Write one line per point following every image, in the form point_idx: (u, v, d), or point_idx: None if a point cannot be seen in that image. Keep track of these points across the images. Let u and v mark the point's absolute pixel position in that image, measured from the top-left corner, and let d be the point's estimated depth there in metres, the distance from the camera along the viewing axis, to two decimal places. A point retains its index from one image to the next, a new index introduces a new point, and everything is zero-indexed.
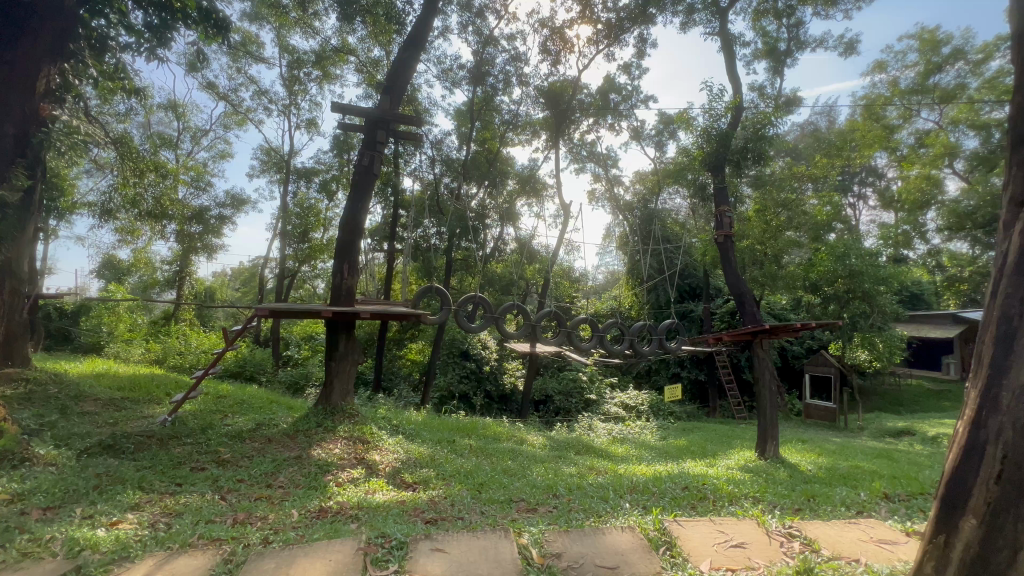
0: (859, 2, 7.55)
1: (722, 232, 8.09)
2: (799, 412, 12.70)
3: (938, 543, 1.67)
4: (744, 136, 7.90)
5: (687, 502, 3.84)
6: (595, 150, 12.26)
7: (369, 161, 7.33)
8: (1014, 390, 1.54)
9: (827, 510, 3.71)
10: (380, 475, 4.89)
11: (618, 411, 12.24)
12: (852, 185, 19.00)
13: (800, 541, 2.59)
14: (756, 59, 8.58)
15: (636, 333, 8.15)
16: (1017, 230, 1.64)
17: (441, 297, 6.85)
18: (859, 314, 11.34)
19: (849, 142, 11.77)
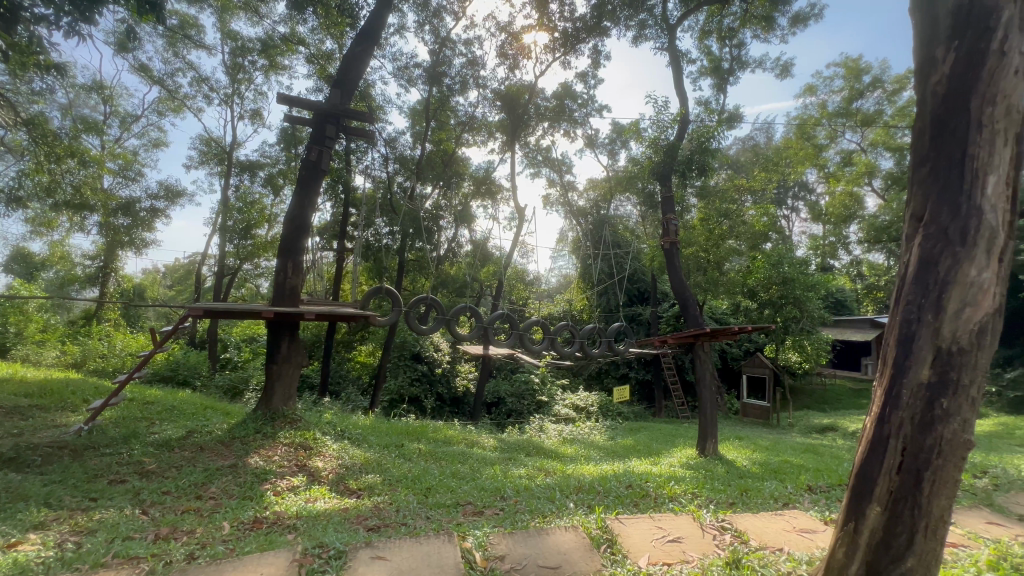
0: (794, 28, 8.11)
1: (669, 239, 8.44)
2: (737, 411, 13.41)
3: (848, 530, 1.81)
4: (690, 148, 8.28)
5: (630, 499, 3.96)
6: (550, 156, 12.44)
7: (317, 157, 7.05)
8: (912, 387, 1.70)
9: (757, 504, 3.94)
10: (323, 483, 4.70)
11: (569, 412, 12.43)
12: (786, 198, 20.38)
13: (731, 533, 2.73)
14: (702, 75, 9.02)
15: (586, 335, 8.33)
16: (916, 243, 1.79)
17: (391, 298, 6.67)
18: (791, 318, 12.11)
19: (784, 158, 12.63)
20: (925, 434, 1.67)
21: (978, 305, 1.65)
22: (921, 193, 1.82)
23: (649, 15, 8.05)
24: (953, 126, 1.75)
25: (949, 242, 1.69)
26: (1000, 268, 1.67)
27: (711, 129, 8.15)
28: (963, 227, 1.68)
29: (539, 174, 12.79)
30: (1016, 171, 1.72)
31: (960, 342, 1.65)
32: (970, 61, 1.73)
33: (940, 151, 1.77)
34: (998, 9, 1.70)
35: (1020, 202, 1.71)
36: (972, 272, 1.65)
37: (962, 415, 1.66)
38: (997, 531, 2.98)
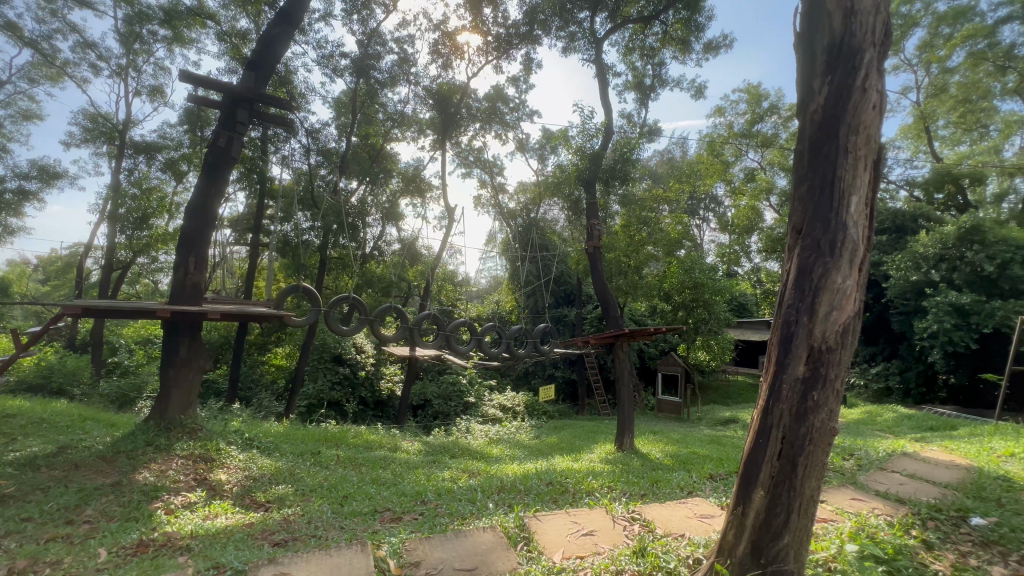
0: (707, 53, 8.79)
1: (593, 243, 8.76)
2: (653, 407, 14.25)
3: (737, 513, 1.98)
4: (614, 158, 8.68)
5: (550, 496, 4.06)
6: (481, 157, 12.42)
7: (227, 143, 6.47)
8: (791, 383, 1.90)
9: (665, 494, 4.21)
10: (225, 497, 4.31)
11: (496, 412, 12.45)
12: (698, 210, 22.06)
13: (639, 523, 2.89)
14: (627, 89, 9.49)
15: (513, 336, 8.41)
16: (796, 253, 2.00)
17: (309, 296, 6.27)
18: (701, 320, 13.04)
19: (697, 172, 13.65)
20: (799, 424, 1.87)
21: (842, 308, 1.88)
22: (801, 208, 2.02)
23: (579, 28, 8.34)
24: (825, 150, 1.98)
25: (820, 252, 1.92)
26: (860, 276, 1.92)
27: (633, 141, 8.64)
28: (832, 240, 1.91)
29: (470, 175, 12.74)
30: (872, 194, 1.99)
31: (827, 341, 1.87)
32: (839, 94, 1.97)
33: (815, 172, 1.99)
34: (860, 51, 1.96)
35: (875, 220, 1.98)
36: (838, 279, 1.88)
37: (828, 405, 1.88)
38: (859, 505, 3.43)
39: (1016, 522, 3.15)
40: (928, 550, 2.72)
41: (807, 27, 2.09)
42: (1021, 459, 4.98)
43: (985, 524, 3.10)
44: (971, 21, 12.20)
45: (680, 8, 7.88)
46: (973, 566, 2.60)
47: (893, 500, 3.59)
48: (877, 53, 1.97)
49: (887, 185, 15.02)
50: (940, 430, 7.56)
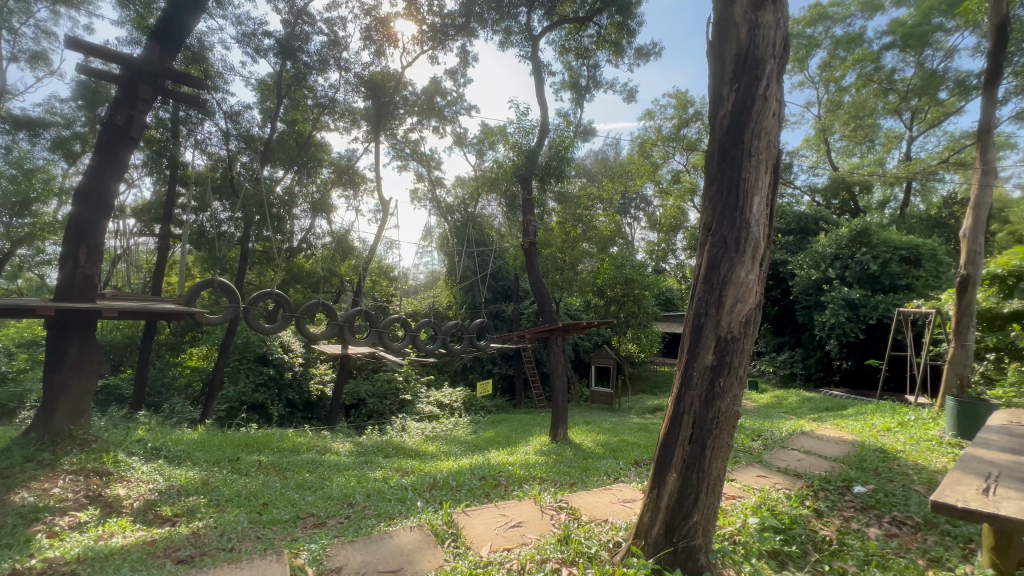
0: (639, 58, 9.14)
1: (528, 239, 8.87)
2: (586, 398, 14.74)
3: (653, 496, 2.08)
4: (549, 155, 8.82)
5: (482, 490, 4.08)
6: (418, 150, 12.06)
7: (126, 121, 5.77)
8: (700, 370, 2.02)
9: (593, 481, 4.38)
10: (122, 515, 3.87)
11: (432, 410, 12.20)
12: (630, 209, 23.06)
13: (565, 511, 2.96)
14: (563, 88, 9.65)
15: (449, 332, 8.30)
16: (706, 249, 2.12)
17: (226, 292, 5.77)
18: (630, 314, 13.44)
19: (629, 173, 14.26)
20: (708, 409, 2.00)
21: (746, 300, 2.02)
22: (712, 208, 2.15)
23: (516, 23, 8.37)
24: (732, 152, 2.11)
25: (727, 248, 2.05)
26: (760, 272, 2.07)
27: (567, 139, 8.82)
28: (737, 237, 2.05)
29: (407, 168, 12.37)
30: (772, 196, 2.15)
31: (733, 331, 2.01)
32: (744, 100, 2.11)
33: (724, 172, 2.12)
34: (763, 61, 2.11)
35: (775, 219, 2.15)
36: (742, 274, 2.03)
37: (733, 391, 2.02)
38: (763, 481, 3.75)
39: (888, 488, 3.61)
40: (818, 517, 3.03)
41: (718, 36, 2.22)
42: (895, 432, 5.71)
43: (864, 491, 3.51)
44: (860, 47, 14.00)
45: (613, 12, 8.13)
46: (853, 528, 2.94)
47: (791, 475, 3.97)
48: (777, 65, 2.13)
49: (794, 191, 16.52)
50: (833, 410, 8.49)
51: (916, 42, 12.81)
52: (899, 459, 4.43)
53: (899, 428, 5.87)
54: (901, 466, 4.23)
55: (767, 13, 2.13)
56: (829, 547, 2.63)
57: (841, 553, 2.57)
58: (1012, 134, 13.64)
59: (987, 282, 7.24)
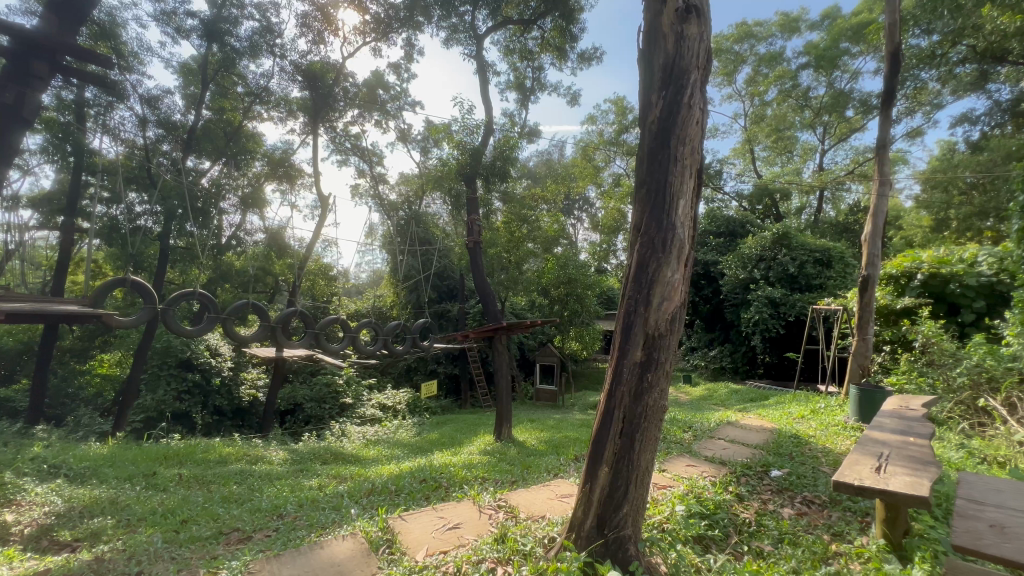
0: (582, 63, 9.34)
1: (472, 238, 8.95)
2: (531, 396, 14.90)
3: (586, 491, 2.14)
4: (493, 155, 8.84)
5: (422, 494, 4.01)
6: (360, 144, 11.62)
7: (15, 100, 5.09)
8: (630, 367, 2.09)
9: (533, 478, 4.44)
10: (9, 544, 3.41)
11: (375, 412, 11.84)
12: (573, 211, 23.62)
13: (504, 510, 2.97)
14: (508, 88, 9.69)
15: (391, 332, 8.09)
16: (637, 248, 2.20)
17: (141, 292, 5.24)
18: (574, 312, 13.47)
19: (572, 175, 14.59)
20: (637, 403, 2.08)
21: (671, 299, 2.11)
22: (641, 210, 2.23)
23: (461, 21, 8.30)
24: (660, 157, 2.21)
25: (654, 249, 2.13)
26: (685, 271, 2.17)
27: (512, 139, 8.85)
28: (664, 238, 2.13)
29: (347, 163, 11.88)
30: (696, 201, 2.25)
31: (659, 328, 2.09)
32: (671, 108, 2.21)
33: (652, 176, 2.21)
34: (688, 72, 2.21)
35: (699, 221, 2.25)
36: (668, 273, 2.11)
37: (660, 386, 2.11)
38: (692, 470, 3.97)
39: (800, 470, 3.94)
40: (740, 501, 3.25)
41: (647, 45, 2.32)
42: (808, 419, 6.24)
43: (780, 475, 3.81)
44: (780, 66, 15.30)
45: (556, 17, 8.22)
46: (769, 510, 3.17)
47: (717, 463, 4.23)
48: (700, 75, 2.24)
49: (723, 197, 17.62)
50: (757, 400, 9.14)
51: (827, 63, 14.09)
52: (810, 444, 4.84)
53: (812, 415, 6.42)
54: (812, 450, 4.63)
55: (692, 25, 2.23)
56: (747, 528, 2.82)
57: (758, 534, 2.76)
58: (906, 150, 15.33)
59: (883, 281, 8.09)
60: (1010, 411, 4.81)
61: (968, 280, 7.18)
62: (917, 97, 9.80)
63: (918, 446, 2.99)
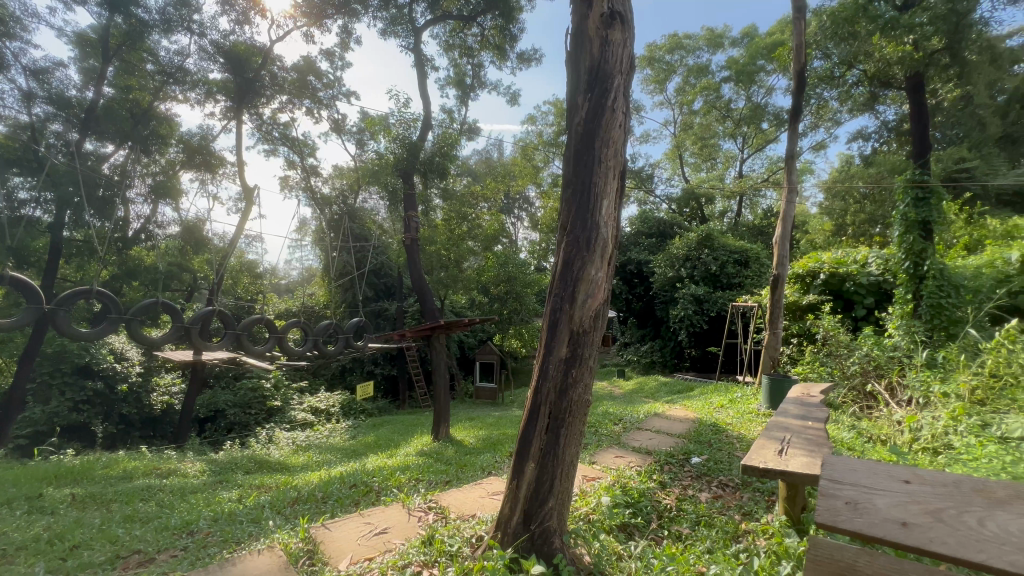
0: (522, 63, 9.42)
1: (409, 235, 8.75)
2: (471, 395, 14.86)
3: (513, 488, 2.16)
4: (432, 150, 8.71)
5: (351, 499, 3.87)
6: (290, 134, 10.95)
7: None
8: (555, 364, 2.13)
9: (468, 477, 4.43)
10: None
11: (307, 416, 11.14)
12: (513, 209, 23.82)
13: (434, 511, 2.92)
14: (448, 84, 9.59)
15: (321, 333, 7.72)
16: (564, 247, 2.24)
17: (25, 292, 4.59)
18: (514, 311, 13.69)
19: (512, 174, 14.70)
20: (562, 399, 2.12)
21: (595, 296, 2.16)
22: (568, 210, 2.27)
23: (399, 12, 8.08)
24: (585, 158, 2.26)
25: (579, 248, 2.18)
26: (608, 270, 2.23)
27: (451, 136, 8.74)
28: (588, 237, 2.19)
29: (275, 153, 11.17)
30: (620, 202, 2.31)
31: (583, 325, 2.14)
32: (595, 111, 2.27)
33: (578, 177, 2.26)
34: (612, 76, 2.28)
35: (622, 222, 2.32)
36: (592, 271, 2.16)
37: (585, 381, 2.16)
38: (620, 461, 4.14)
39: (717, 456, 4.23)
40: (662, 488, 3.43)
41: (574, 49, 2.37)
42: (727, 408, 6.71)
43: (699, 461, 4.07)
44: (706, 78, 16.36)
45: (495, 16, 8.19)
46: (689, 494, 3.37)
47: (643, 452, 4.45)
48: (624, 80, 2.32)
49: (654, 200, 18.52)
50: (683, 392, 9.71)
51: (746, 78, 15.22)
52: (727, 431, 5.23)
53: (730, 404, 6.92)
54: (728, 437, 4.99)
55: (616, 32, 2.30)
56: (668, 514, 2.98)
57: (677, 518, 2.92)
58: (811, 161, 16.92)
59: (791, 280, 8.87)
60: (891, 395, 5.46)
61: (861, 279, 8.07)
62: (821, 113, 10.84)
63: (814, 429, 3.31)
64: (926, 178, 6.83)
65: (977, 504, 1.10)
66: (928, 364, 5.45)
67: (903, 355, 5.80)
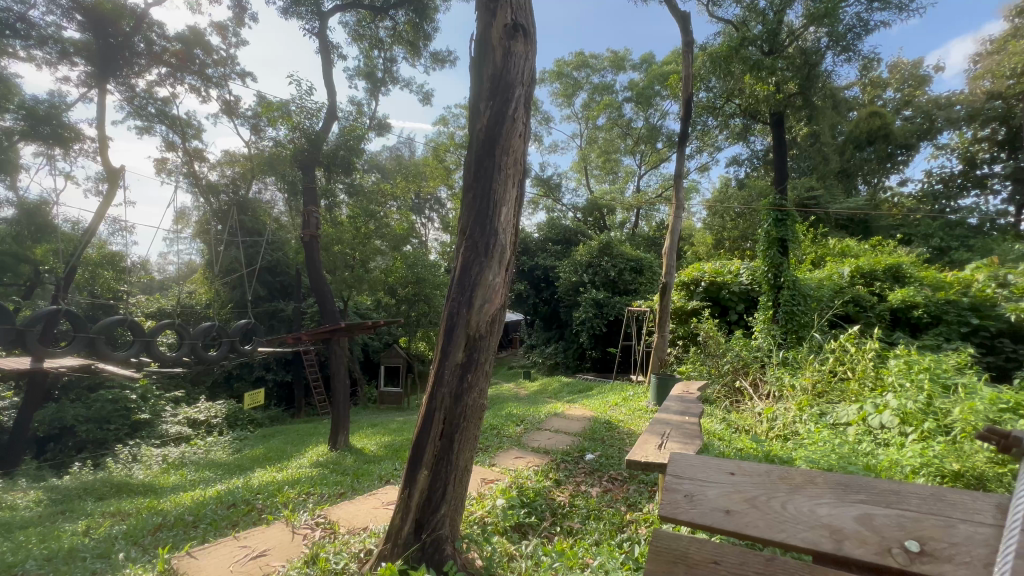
0: (437, 63, 9.31)
1: (309, 232, 8.07)
2: (374, 400, 14.29)
3: (406, 498, 2.12)
4: (337, 143, 8.25)
5: (228, 521, 3.49)
6: (169, 111, 9.63)
7: None
8: (451, 368, 2.13)
9: (364, 487, 4.23)
10: None
11: (182, 430, 9.80)
12: (423, 209, 23.35)
13: (322, 527, 2.74)
14: (357, 76, 9.19)
15: (201, 336, 6.90)
16: (463, 252, 2.24)
17: None
18: (422, 313, 13.40)
19: (423, 173, 14.45)
20: (457, 405, 2.12)
21: (492, 301, 2.18)
22: (468, 215, 2.28)
23: None
24: (486, 164, 2.28)
25: (478, 253, 2.20)
26: (506, 275, 2.26)
27: (358, 130, 8.36)
28: (486, 243, 2.21)
29: (149, 131, 9.81)
30: (519, 210, 2.36)
31: (480, 330, 2.16)
32: (497, 118, 2.30)
33: (478, 183, 2.28)
34: (513, 87, 2.33)
35: (521, 229, 2.37)
36: (490, 277, 2.19)
37: (480, 385, 2.17)
38: (519, 462, 4.24)
39: (609, 452, 4.52)
40: (557, 485, 3.57)
41: (478, 56, 2.40)
42: (620, 406, 7.18)
43: (593, 457, 4.32)
44: (610, 96, 17.50)
45: (409, 11, 7.94)
46: (582, 490, 3.55)
47: (541, 452, 4.59)
48: (525, 91, 2.38)
49: (562, 207, 19.28)
50: (583, 392, 10.21)
51: (644, 100, 16.51)
52: (618, 428, 5.59)
53: (623, 402, 7.41)
54: (620, 433, 5.34)
55: (519, 43, 2.36)
56: (562, 510, 3.10)
57: (570, 514, 3.05)
58: (697, 181, 18.82)
59: (678, 287, 9.77)
60: (754, 389, 6.22)
61: (733, 287, 9.12)
62: (705, 138, 12.10)
63: (690, 423, 3.67)
64: (784, 202, 7.93)
65: (782, 487, 1.03)
66: (782, 362, 6.31)
67: (764, 354, 6.64)
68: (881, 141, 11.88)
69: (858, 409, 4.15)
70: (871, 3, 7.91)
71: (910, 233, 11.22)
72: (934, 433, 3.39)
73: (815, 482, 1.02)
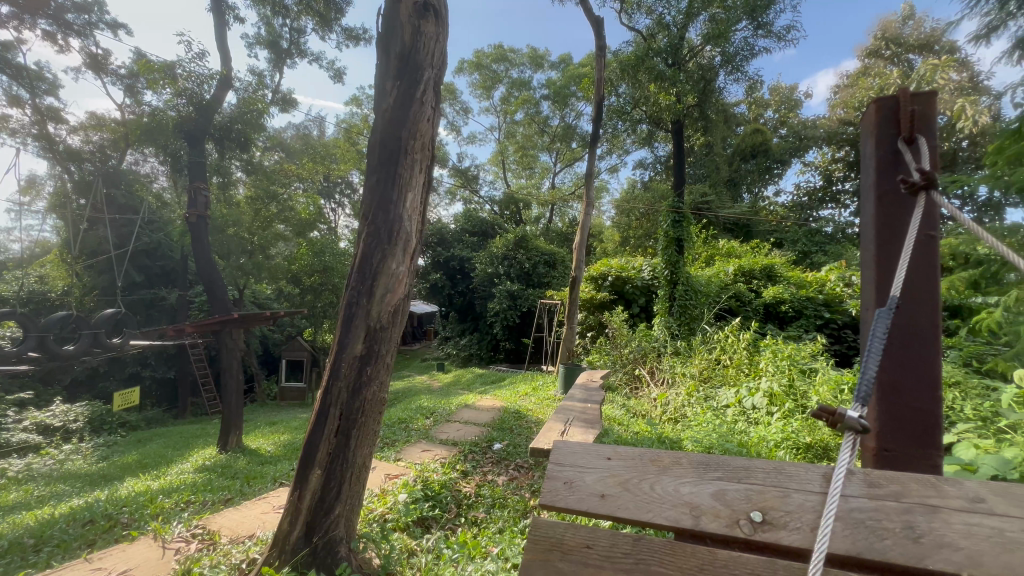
0: (350, 39, 8.77)
1: (195, 211, 7.09)
2: (274, 397, 13.30)
3: (296, 500, 1.97)
4: (230, 116, 7.49)
5: (82, 541, 3.02)
6: (12, 59, 8.00)
7: None
8: (349, 361, 2.01)
9: (256, 491, 3.89)
10: None
11: (31, 437, 8.25)
12: (334, 193, 22.00)
13: (198, 539, 2.48)
14: (258, 44, 8.39)
15: (51, 327, 5.87)
16: (364, 238, 2.13)
17: None
18: (328, 304, 12.63)
19: (332, 155, 13.62)
20: (354, 399, 2.01)
21: (394, 291, 2.10)
22: (371, 200, 2.16)
23: None
24: (391, 147, 2.17)
25: (380, 240, 2.10)
26: (411, 264, 2.18)
27: (256, 103, 7.65)
28: (389, 230, 2.11)
29: None
30: (426, 196, 2.28)
31: (381, 321, 2.06)
32: (403, 100, 2.20)
33: (381, 166, 2.17)
34: (421, 68, 2.24)
35: (427, 216, 2.29)
36: (392, 265, 2.10)
37: (380, 378, 2.07)
38: (426, 455, 4.16)
39: (515, 441, 4.61)
40: (464, 476, 3.56)
41: (385, 32, 2.28)
42: (529, 395, 7.36)
43: (500, 447, 4.37)
44: (528, 92, 17.75)
45: None
46: (488, 480, 3.58)
47: (450, 444, 4.55)
48: (435, 73, 2.29)
49: (479, 199, 19.26)
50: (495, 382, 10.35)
51: (560, 99, 17.00)
52: (526, 417, 5.72)
53: (533, 392, 7.61)
54: (527, 422, 5.47)
55: (429, 24, 2.27)
56: (467, 500, 3.10)
57: (475, 504, 3.05)
58: (608, 181, 19.83)
59: (587, 281, 10.23)
60: (651, 376, 6.69)
61: (636, 281, 9.75)
62: (614, 141, 12.78)
63: (591, 410, 3.85)
64: (680, 205, 8.60)
65: (651, 469, 0.96)
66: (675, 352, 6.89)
67: (660, 345, 7.20)
68: (761, 156, 13.36)
69: (736, 393, 4.66)
70: (756, 30, 8.82)
71: (781, 237, 12.76)
72: (793, 412, 3.88)
73: (681, 462, 0.96)
